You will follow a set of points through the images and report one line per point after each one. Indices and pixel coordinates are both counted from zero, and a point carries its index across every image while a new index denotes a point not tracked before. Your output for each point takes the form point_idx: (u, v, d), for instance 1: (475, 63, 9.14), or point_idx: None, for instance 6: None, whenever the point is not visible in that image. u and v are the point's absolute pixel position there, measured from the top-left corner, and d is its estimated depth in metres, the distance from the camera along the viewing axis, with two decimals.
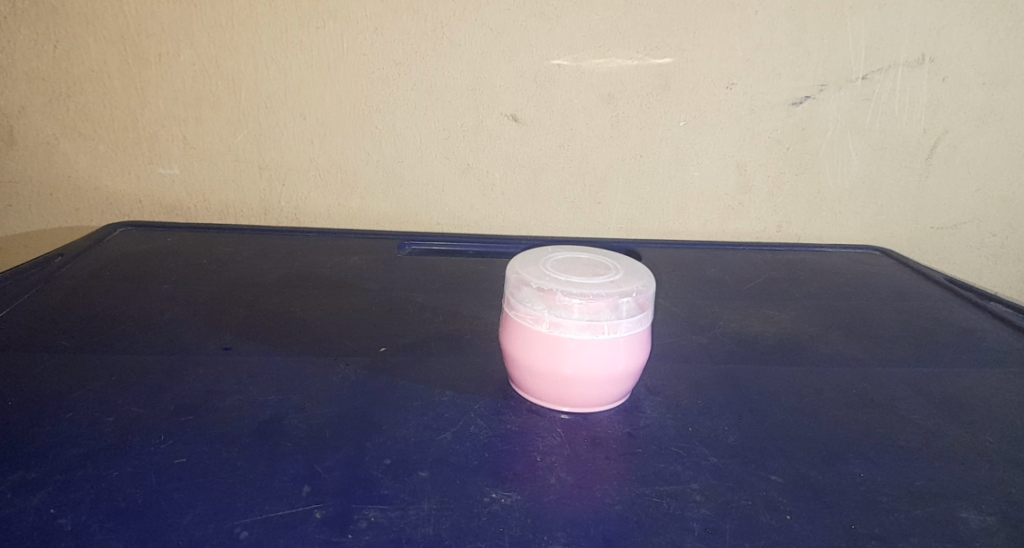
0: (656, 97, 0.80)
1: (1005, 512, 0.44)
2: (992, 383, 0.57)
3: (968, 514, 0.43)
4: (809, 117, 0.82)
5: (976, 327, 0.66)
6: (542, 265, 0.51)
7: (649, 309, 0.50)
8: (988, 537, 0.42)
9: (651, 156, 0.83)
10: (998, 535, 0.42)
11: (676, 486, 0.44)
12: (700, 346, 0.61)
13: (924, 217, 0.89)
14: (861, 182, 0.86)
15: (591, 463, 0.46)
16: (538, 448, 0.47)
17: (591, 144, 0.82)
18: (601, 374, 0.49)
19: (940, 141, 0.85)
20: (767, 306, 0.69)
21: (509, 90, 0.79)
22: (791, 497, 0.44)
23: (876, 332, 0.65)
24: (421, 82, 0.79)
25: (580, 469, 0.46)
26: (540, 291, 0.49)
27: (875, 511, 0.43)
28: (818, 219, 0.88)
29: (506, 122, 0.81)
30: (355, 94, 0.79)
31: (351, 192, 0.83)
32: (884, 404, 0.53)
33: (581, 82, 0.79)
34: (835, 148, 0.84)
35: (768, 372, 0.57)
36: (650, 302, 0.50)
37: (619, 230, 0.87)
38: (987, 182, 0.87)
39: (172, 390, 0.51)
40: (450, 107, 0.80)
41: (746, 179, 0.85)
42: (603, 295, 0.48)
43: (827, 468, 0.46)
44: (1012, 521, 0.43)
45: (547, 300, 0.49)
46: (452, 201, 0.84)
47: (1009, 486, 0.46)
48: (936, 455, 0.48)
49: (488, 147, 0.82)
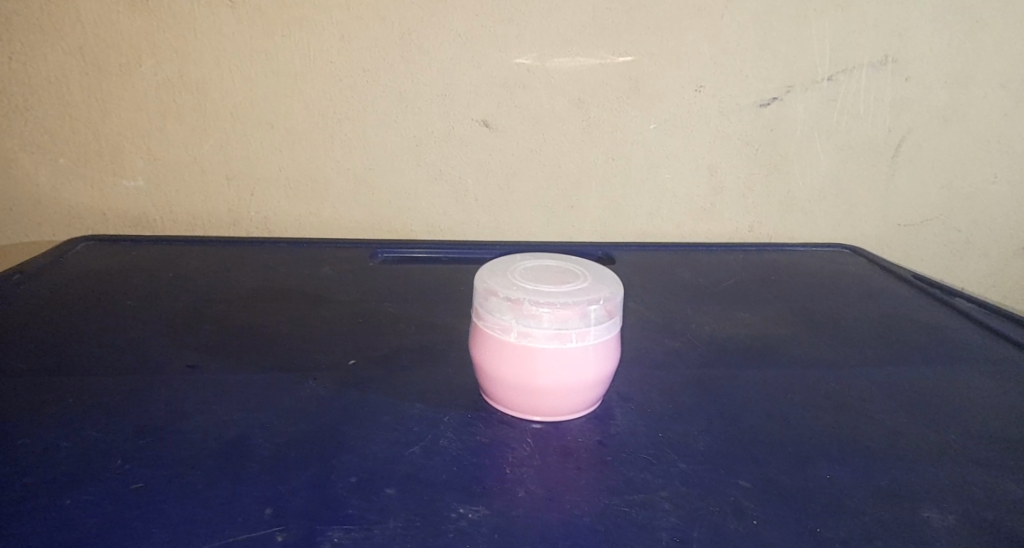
0: (626, 101, 0.81)
1: (968, 512, 0.44)
2: (957, 381, 0.58)
3: (931, 514, 0.43)
4: (776, 118, 0.83)
5: (942, 326, 0.67)
6: (511, 274, 0.51)
7: (617, 317, 0.50)
8: (950, 536, 0.42)
9: (623, 160, 0.83)
10: (961, 534, 0.42)
11: (646, 495, 0.44)
12: (673, 351, 0.61)
13: (892, 216, 0.90)
14: (829, 183, 0.87)
15: (561, 474, 0.46)
16: (507, 461, 0.47)
17: (563, 149, 0.82)
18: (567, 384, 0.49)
19: (905, 140, 0.86)
20: (739, 308, 0.69)
21: (479, 96, 0.79)
22: (760, 501, 0.44)
23: (845, 333, 0.65)
24: (390, 89, 0.78)
25: (550, 481, 0.45)
26: (509, 301, 0.48)
27: (841, 513, 0.43)
28: (789, 219, 0.89)
29: (477, 128, 0.81)
30: (323, 103, 0.78)
31: (322, 201, 0.83)
32: (853, 405, 0.54)
33: (550, 87, 0.79)
34: (803, 150, 0.85)
35: (740, 375, 0.57)
36: (618, 309, 0.50)
37: (593, 234, 0.87)
38: (952, 180, 0.88)
39: (132, 412, 0.50)
40: (420, 114, 0.80)
41: (717, 182, 0.86)
42: (571, 304, 0.48)
43: (796, 471, 0.46)
44: (973, 521, 0.43)
45: (515, 310, 0.48)
46: (425, 208, 0.84)
47: (973, 485, 0.46)
48: (903, 455, 0.48)
49: (459, 154, 0.82)
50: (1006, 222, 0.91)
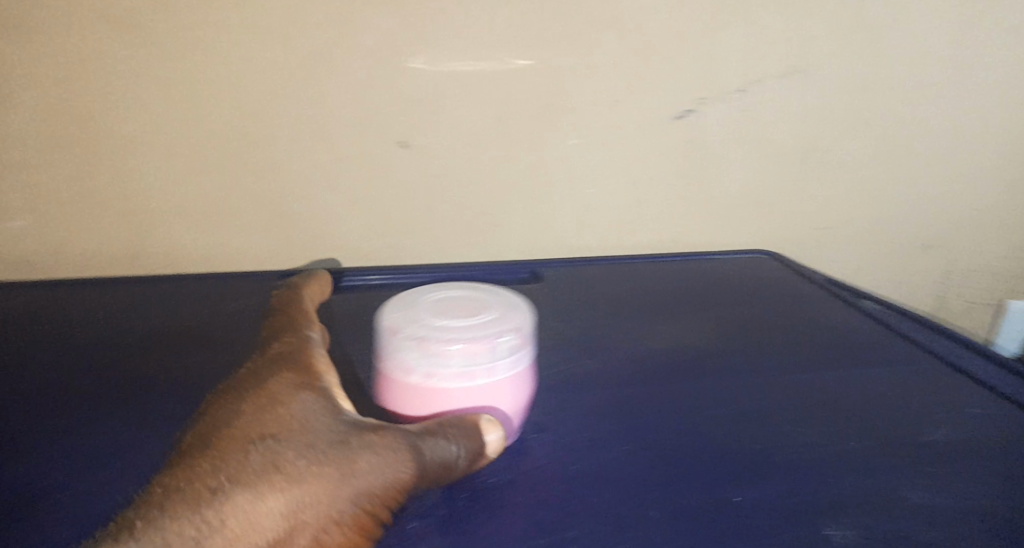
0: (542, 117, 0.80)
1: (868, 525, 0.44)
2: (875, 385, 0.59)
3: (831, 531, 0.44)
4: (693, 130, 0.84)
5: (852, 327, 0.69)
6: (419, 313, 0.51)
7: (527, 349, 0.51)
8: None
9: (546, 176, 0.83)
10: None
11: (551, 538, 0.44)
12: (594, 370, 0.61)
13: (807, 219, 0.91)
14: (745, 192, 0.88)
15: (466, 524, 0.46)
16: (410, 515, 0.47)
17: (485, 167, 0.81)
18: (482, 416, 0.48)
19: (814, 148, 0.87)
20: (662, 321, 0.70)
21: (398, 116, 0.78)
22: (666, 534, 0.44)
23: (764, 340, 0.66)
24: (306, 114, 0.76)
25: (454, 534, 0.45)
26: (415, 341, 0.48)
27: (746, 538, 0.43)
28: (712, 226, 0.90)
29: (396, 149, 0.79)
30: (239, 130, 0.76)
31: (235, 230, 0.80)
32: (764, 419, 0.54)
33: (471, 106, 0.78)
34: (720, 159, 0.86)
35: (658, 395, 0.57)
36: (527, 341, 0.51)
37: (520, 251, 0.87)
38: (863, 183, 0.89)
39: (23, 505, 0.49)
40: (337, 138, 0.78)
41: (640, 193, 0.86)
42: (478, 339, 0.48)
43: (707, 494, 0.46)
44: (873, 535, 0.44)
45: (422, 349, 0.48)
46: (346, 232, 0.82)
47: (874, 495, 0.47)
48: (814, 468, 0.49)
49: (382, 176, 0.80)
50: (917, 218, 0.91)
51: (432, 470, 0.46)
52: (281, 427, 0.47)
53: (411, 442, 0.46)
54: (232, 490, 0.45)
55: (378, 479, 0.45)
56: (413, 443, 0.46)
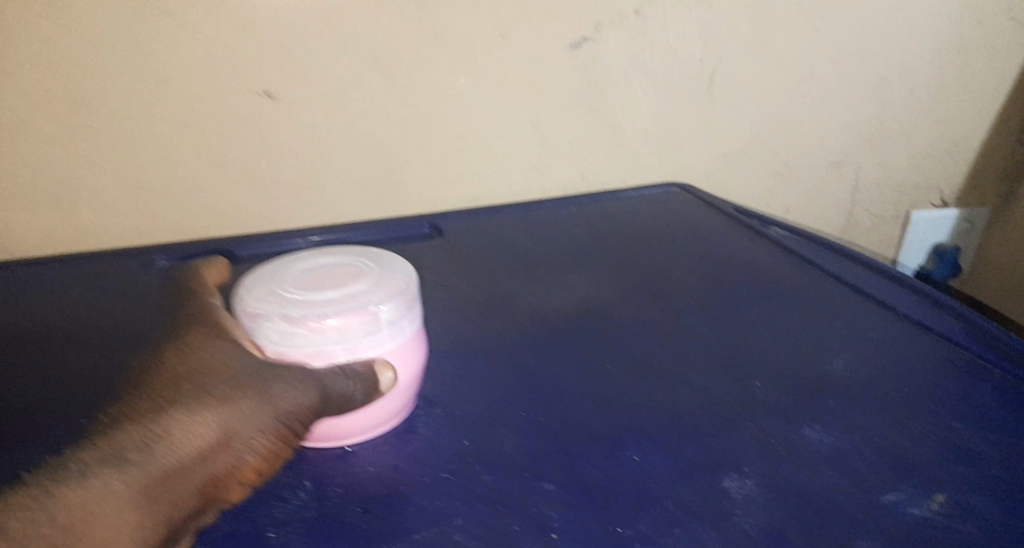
0: (426, 59, 0.71)
1: (768, 475, 0.42)
2: (777, 322, 0.56)
3: (730, 483, 0.42)
4: (589, 60, 0.76)
5: (757, 261, 0.66)
6: (286, 285, 0.45)
7: (414, 311, 0.46)
8: (747, 503, 0.40)
9: (437, 122, 0.75)
10: (756, 502, 0.40)
11: (435, 529, 0.40)
12: (491, 333, 0.57)
13: (715, 147, 0.85)
14: (648, 123, 0.81)
15: (337, 524, 0.40)
16: (271, 519, 0.41)
17: (367, 115, 0.72)
18: (361, 377, 0.43)
19: (716, 72, 0.80)
20: (564, 272, 0.66)
21: (257, 65, 0.67)
22: (562, 507, 0.40)
23: (666, 284, 0.63)
24: (150, 71, 0.66)
25: (323, 536, 0.40)
26: (283, 320, 0.43)
27: (641, 506, 0.40)
28: (617, 165, 0.84)
29: (261, 101, 0.69)
30: (73, 93, 0.65)
31: (81, 209, 0.70)
32: (670, 369, 0.51)
33: (340, 49, 0.69)
34: (620, 91, 0.79)
35: (558, 351, 0.54)
36: (412, 302, 0.46)
37: (421, 207, 0.80)
38: (768, 104, 0.83)
39: None
40: (191, 95, 0.67)
41: (541, 132, 0.79)
42: (353, 312, 0.43)
43: (603, 460, 0.43)
44: (772, 486, 0.41)
45: (292, 329, 0.43)
46: (218, 201, 0.73)
47: (774, 442, 0.44)
48: (715, 421, 0.46)
49: (248, 132, 0.70)
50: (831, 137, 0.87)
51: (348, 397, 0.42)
52: (201, 365, 0.43)
53: (320, 370, 0.42)
54: (158, 417, 0.41)
55: (307, 397, 0.41)
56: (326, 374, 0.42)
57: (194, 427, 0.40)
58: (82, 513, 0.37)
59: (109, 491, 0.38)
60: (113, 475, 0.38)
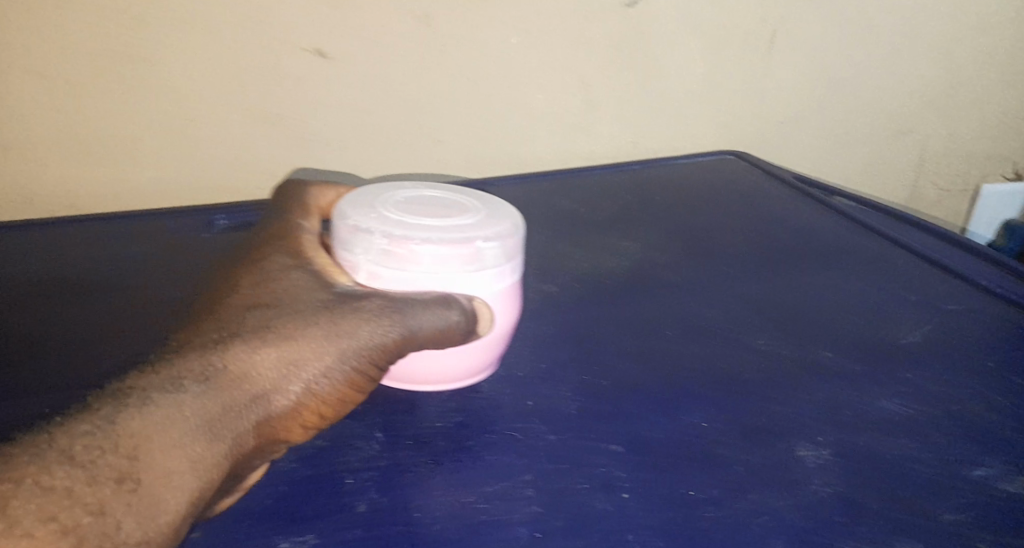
0: (478, 18, 0.68)
1: (839, 443, 0.41)
2: (839, 291, 0.55)
3: (803, 452, 0.41)
4: (641, 21, 0.72)
5: (816, 229, 0.65)
6: (389, 208, 0.44)
7: (515, 255, 0.44)
8: (823, 473, 0.39)
9: (484, 83, 0.71)
10: (832, 472, 0.40)
11: (505, 484, 0.39)
12: (547, 297, 0.55)
13: (771, 113, 0.81)
14: (700, 85, 0.77)
15: (410, 474, 0.40)
16: (347, 467, 0.40)
17: (415, 73, 0.69)
18: (439, 315, 0.41)
19: (779, 29, 0.76)
20: (617, 237, 0.65)
21: (303, 19, 0.64)
22: (629, 468, 0.40)
23: (718, 248, 0.62)
24: (183, 18, 0.61)
25: (396, 486, 0.39)
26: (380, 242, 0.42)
27: (707, 466, 0.40)
28: (668, 132, 0.80)
29: (308, 58, 0.66)
30: (113, 44, 0.61)
31: (133, 166, 0.67)
32: (729, 334, 0.50)
33: (385, 5, 0.65)
34: (671, 51, 0.75)
35: (615, 314, 0.53)
36: (513, 246, 0.44)
37: (471, 170, 0.76)
38: (826, 65, 0.80)
39: None
40: (237, 49, 0.64)
41: (591, 95, 0.75)
42: (453, 244, 0.42)
43: (661, 420, 0.43)
44: (843, 454, 0.40)
45: (387, 252, 0.42)
46: (261, 161, 0.69)
47: (843, 411, 0.43)
48: (777, 386, 0.45)
49: (292, 90, 0.67)
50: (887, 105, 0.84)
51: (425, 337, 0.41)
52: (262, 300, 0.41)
53: (399, 307, 0.40)
54: (216, 348, 0.40)
55: (380, 337, 0.40)
56: (401, 313, 0.40)
57: (254, 363, 0.39)
58: (139, 444, 0.36)
59: (166, 425, 0.37)
60: (172, 406, 0.38)
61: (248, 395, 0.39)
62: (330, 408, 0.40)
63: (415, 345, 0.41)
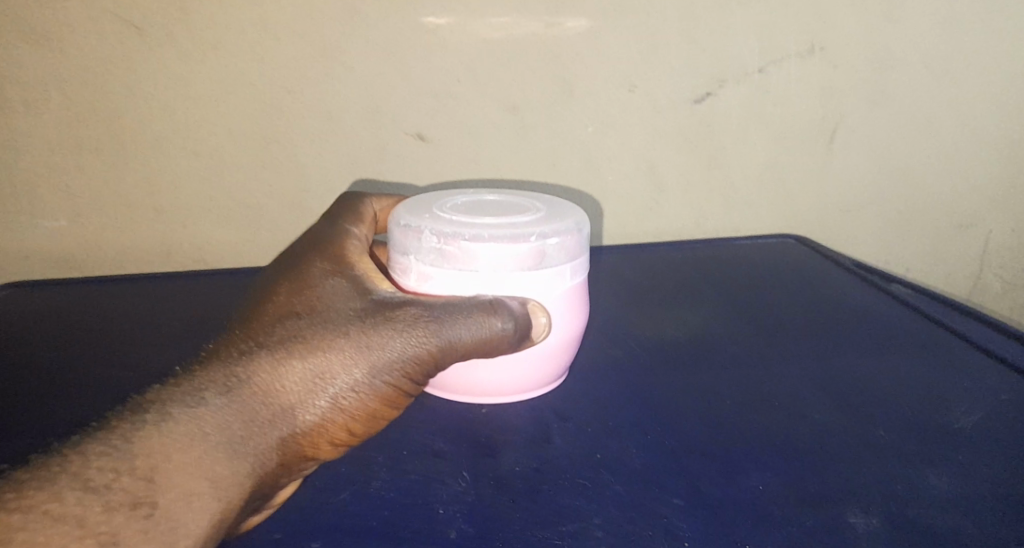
0: (558, 106, 0.75)
1: (890, 511, 0.44)
2: (896, 372, 0.57)
3: (855, 519, 0.43)
4: (710, 113, 0.78)
5: (875, 312, 0.67)
6: (454, 211, 0.52)
7: (565, 251, 0.51)
8: (873, 539, 0.42)
9: (562, 164, 0.78)
10: (882, 538, 0.42)
11: (577, 524, 0.43)
12: (615, 359, 0.60)
13: (831, 200, 0.85)
14: (760, 172, 0.82)
15: (493, 509, 0.44)
16: (438, 499, 0.45)
17: (502, 154, 0.77)
18: (471, 327, 0.47)
19: (839, 127, 0.81)
20: (682, 308, 0.69)
21: (410, 107, 0.73)
22: (689, 520, 0.43)
23: (776, 321, 0.66)
24: (315, 105, 0.73)
25: (482, 518, 0.44)
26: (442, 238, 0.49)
27: (765, 525, 0.43)
28: (732, 213, 0.85)
29: (411, 141, 0.75)
30: (263, 123, 0.73)
31: (255, 228, 0.78)
32: (788, 405, 0.53)
33: (483, 95, 0.74)
34: (739, 143, 0.80)
35: (676, 380, 0.56)
36: (563, 243, 0.51)
37: None
38: (885, 158, 0.83)
39: None
40: (353, 131, 0.74)
41: (657, 177, 0.80)
42: (503, 237, 0.49)
43: (728, 483, 0.46)
44: (896, 523, 0.43)
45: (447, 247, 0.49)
46: None
47: (896, 483, 0.46)
48: (835, 456, 0.48)
49: (399, 168, 0.76)
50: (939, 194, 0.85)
51: (461, 346, 0.47)
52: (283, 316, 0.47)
53: (434, 319, 0.47)
54: (239, 363, 0.45)
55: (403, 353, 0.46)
56: (438, 330, 0.47)
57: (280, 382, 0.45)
58: (155, 466, 0.40)
59: (195, 438, 0.42)
60: (196, 419, 0.42)
61: (271, 411, 0.44)
62: (355, 418, 0.47)
63: (447, 355, 0.47)
